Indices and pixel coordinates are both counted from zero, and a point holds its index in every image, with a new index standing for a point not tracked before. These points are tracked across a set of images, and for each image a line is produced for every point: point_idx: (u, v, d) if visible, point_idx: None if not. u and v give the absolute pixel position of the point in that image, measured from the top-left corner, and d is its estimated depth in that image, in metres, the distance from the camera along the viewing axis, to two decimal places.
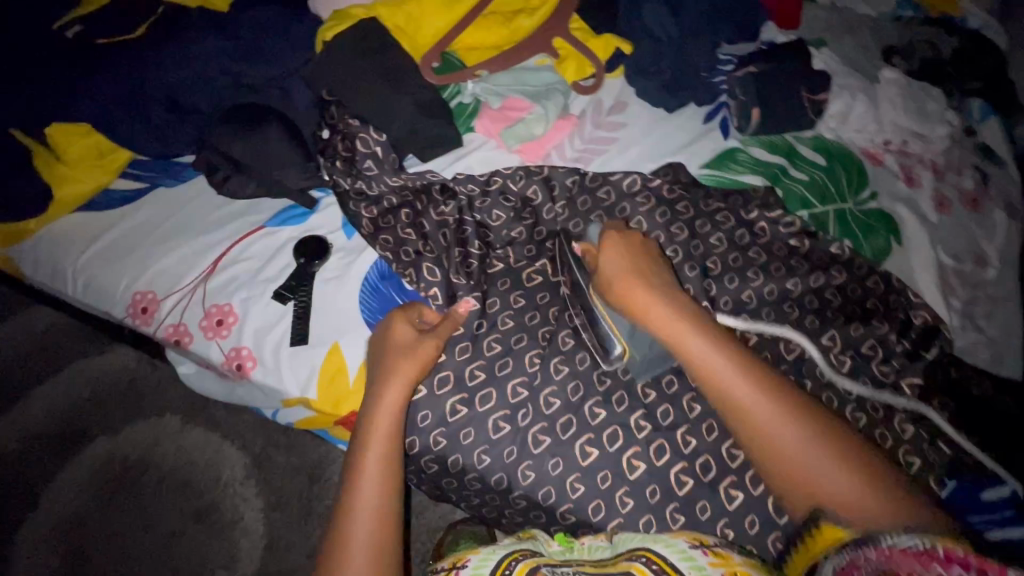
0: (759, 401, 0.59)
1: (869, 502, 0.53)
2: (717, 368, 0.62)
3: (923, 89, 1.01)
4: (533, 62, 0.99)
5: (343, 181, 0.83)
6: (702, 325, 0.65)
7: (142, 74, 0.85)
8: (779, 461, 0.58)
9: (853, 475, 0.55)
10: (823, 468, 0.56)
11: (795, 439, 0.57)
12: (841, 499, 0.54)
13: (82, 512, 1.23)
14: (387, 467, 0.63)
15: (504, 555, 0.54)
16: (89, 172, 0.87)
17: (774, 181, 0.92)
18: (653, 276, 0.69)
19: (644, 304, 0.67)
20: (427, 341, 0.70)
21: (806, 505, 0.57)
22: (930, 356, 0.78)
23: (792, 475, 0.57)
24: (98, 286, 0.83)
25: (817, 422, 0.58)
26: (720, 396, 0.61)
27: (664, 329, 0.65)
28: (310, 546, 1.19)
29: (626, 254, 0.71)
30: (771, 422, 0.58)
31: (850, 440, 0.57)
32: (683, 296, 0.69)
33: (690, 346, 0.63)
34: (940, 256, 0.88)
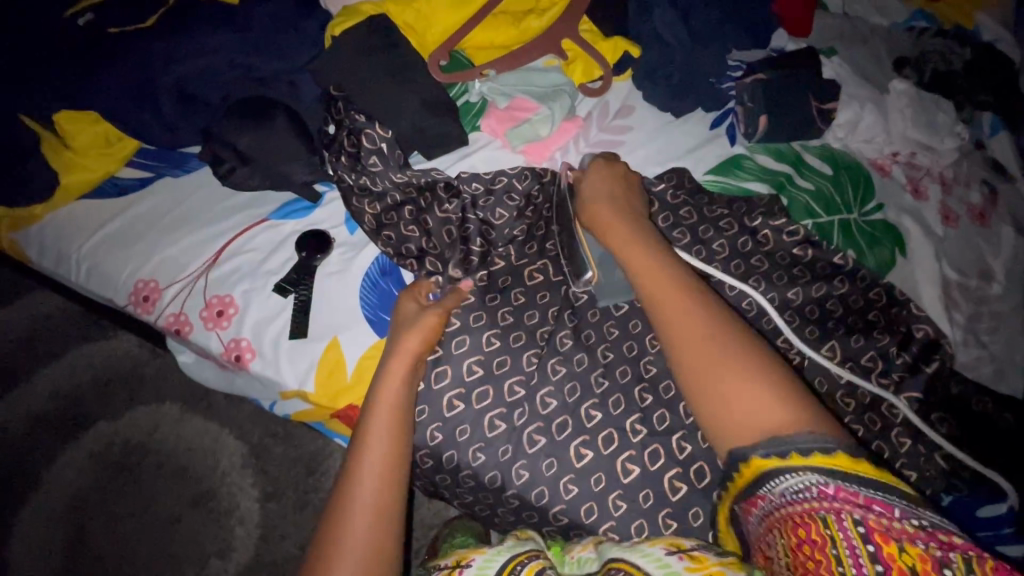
0: (690, 308, 0.57)
1: (775, 415, 0.48)
2: (657, 275, 0.62)
3: (933, 101, 1.00)
4: (540, 62, 0.98)
5: (348, 177, 0.83)
6: (658, 249, 0.65)
7: (151, 63, 0.85)
8: (688, 363, 0.54)
9: (761, 389, 0.50)
10: (732, 379, 0.51)
11: (708, 345, 0.54)
12: (743, 407, 0.50)
13: (80, 496, 1.24)
14: (393, 445, 0.63)
15: (509, 557, 0.55)
16: (96, 159, 0.88)
17: (779, 189, 0.92)
18: (630, 210, 0.72)
19: (608, 220, 0.70)
20: (430, 314, 0.72)
21: (709, 413, 0.52)
22: (930, 371, 0.76)
23: (698, 379, 0.53)
24: (102, 273, 0.84)
25: (741, 339, 0.55)
26: (652, 299, 0.60)
27: (618, 243, 0.68)
28: (304, 538, 1.20)
29: (609, 188, 0.74)
30: (691, 330, 0.56)
31: (771, 361, 0.53)
32: (653, 229, 0.70)
33: (639, 255, 0.65)
34: (944, 270, 0.87)
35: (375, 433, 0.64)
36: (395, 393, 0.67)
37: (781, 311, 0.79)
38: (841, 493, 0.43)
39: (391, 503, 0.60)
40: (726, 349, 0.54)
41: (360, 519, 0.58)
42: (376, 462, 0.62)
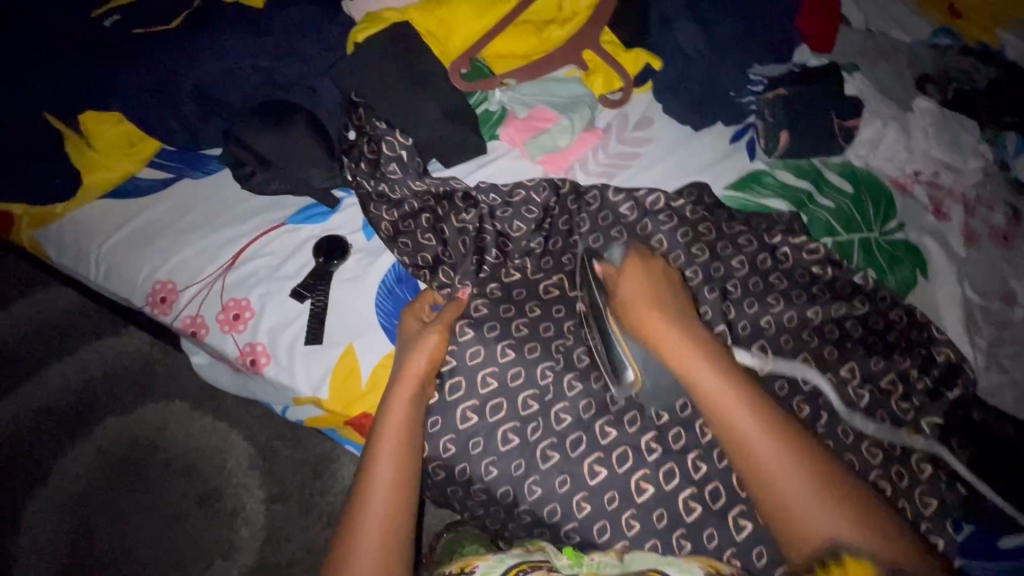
0: (763, 433, 0.57)
1: (862, 540, 0.52)
2: (722, 395, 0.60)
3: (956, 120, 0.99)
4: (561, 72, 0.99)
5: (366, 183, 0.84)
6: (710, 352, 0.62)
7: (176, 66, 0.86)
8: (774, 496, 0.56)
9: (846, 514, 0.54)
10: (820, 508, 0.54)
11: (790, 476, 0.55)
12: (834, 534, 0.53)
13: (87, 492, 1.24)
14: (401, 465, 0.64)
15: (510, 566, 0.58)
16: (118, 160, 0.88)
17: (799, 207, 0.91)
18: (666, 297, 0.68)
19: (656, 327, 0.65)
20: (432, 332, 0.71)
21: (796, 538, 0.55)
22: (951, 397, 0.75)
23: (784, 510, 0.55)
24: (120, 273, 0.84)
25: (813, 459, 0.57)
26: (723, 424, 0.59)
27: (670, 350, 0.64)
28: (309, 542, 1.19)
29: (646, 276, 0.69)
30: (772, 464, 0.56)
31: (844, 478, 0.56)
32: (693, 319, 0.67)
33: (698, 372, 0.61)
34: (966, 292, 0.86)
35: (383, 454, 0.65)
36: (399, 407, 0.67)
37: (799, 330, 0.79)
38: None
39: (400, 524, 0.62)
40: (807, 476, 0.56)
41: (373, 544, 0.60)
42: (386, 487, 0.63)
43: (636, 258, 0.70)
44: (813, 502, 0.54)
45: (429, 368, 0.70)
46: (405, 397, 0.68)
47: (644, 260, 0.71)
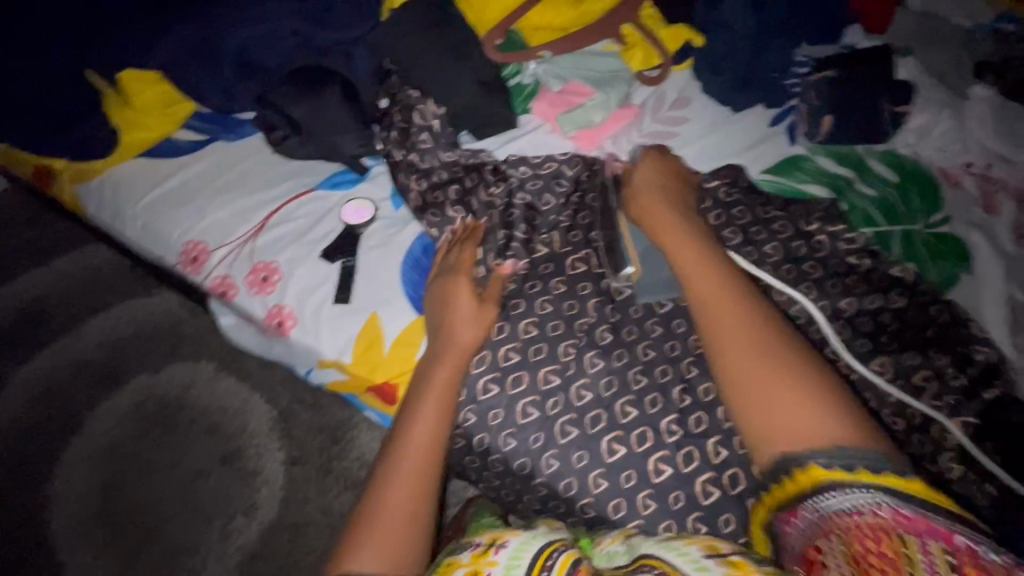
0: (736, 305, 0.60)
1: (809, 409, 0.52)
2: (708, 280, 0.63)
3: (1016, 110, 0.93)
4: (598, 46, 0.95)
5: (397, 152, 0.84)
6: (711, 246, 0.67)
7: (214, 26, 0.85)
8: (729, 365, 0.57)
9: (796, 393, 0.53)
10: (772, 373, 0.55)
11: (748, 339, 0.57)
12: (779, 399, 0.53)
13: (119, 443, 1.30)
14: (438, 426, 0.65)
15: (541, 545, 0.54)
16: (157, 121, 0.89)
17: (839, 194, 0.88)
18: (683, 215, 0.72)
19: (664, 222, 0.71)
20: (459, 282, 0.73)
21: (740, 396, 0.56)
22: (991, 397, 0.72)
23: (733, 377, 0.57)
24: (154, 230, 0.86)
25: (788, 347, 0.57)
26: (697, 292, 0.63)
27: (669, 241, 0.69)
28: (325, 504, 1.23)
29: (662, 185, 0.75)
30: (736, 326, 0.59)
31: (820, 372, 0.55)
32: (706, 230, 0.70)
33: (687, 251, 0.66)
34: (1015, 292, 0.81)
35: (423, 417, 0.66)
36: (446, 373, 0.69)
37: (830, 320, 0.77)
38: (899, 518, 0.46)
39: (427, 488, 0.62)
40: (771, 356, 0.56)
41: (399, 497, 0.61)
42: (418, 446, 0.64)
43: (655, 162, 0.78)
44: (773, 377, 0.54)
45: (478, 339, 0.71)
46: (454, 365, 0.69)
47: (663, 191, 0.75)
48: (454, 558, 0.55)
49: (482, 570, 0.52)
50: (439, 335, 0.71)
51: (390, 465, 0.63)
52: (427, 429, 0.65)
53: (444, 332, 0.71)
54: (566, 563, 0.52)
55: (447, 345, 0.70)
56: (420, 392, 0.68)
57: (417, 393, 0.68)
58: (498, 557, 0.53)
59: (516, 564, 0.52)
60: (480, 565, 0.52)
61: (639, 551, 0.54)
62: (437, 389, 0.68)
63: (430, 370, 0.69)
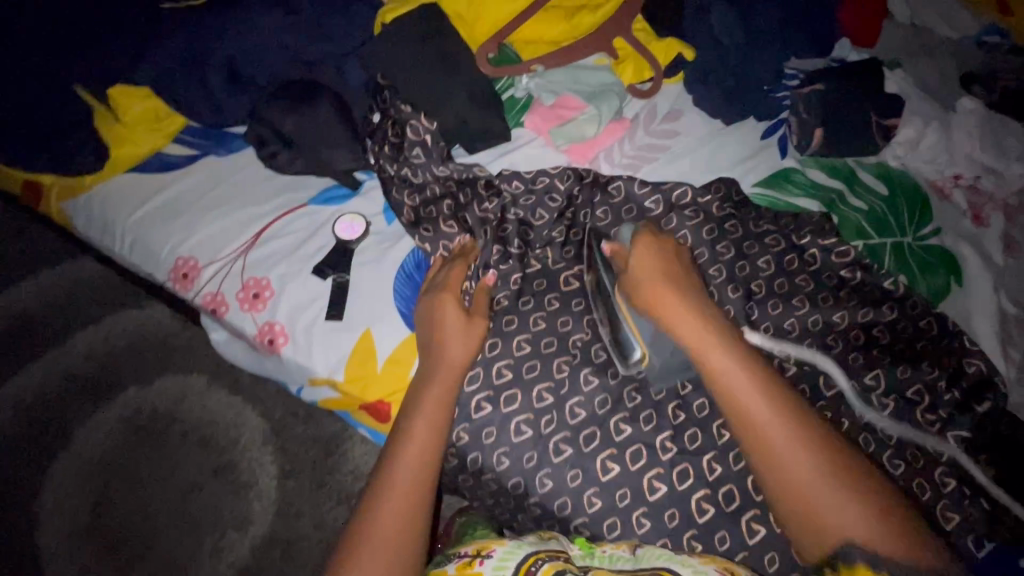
0: (776, 423, 0.56)
1: (876, 532, 0.50)
2: (737, 378, 0.58)
3: (1003, 122, 0.95)
4: (590, 60, 0.96)
5: (390, 167, 0.83)
6: (733, 340, 0.62)
7: (204, 40, 0.85)
8: (777, 474, 0.55)
9: (851, 502, 0.52)
10: (832, 498, 0.52)
11: (798, 463, 0.54)
12: (845, 527, 0.51)
13: (109, 458, 1.28)
14: (431, 440, 0.65)
15: (526, 554, 0.55)
16: (144, 135, 0.88)
17: (830, 207, 0.89)
18: (691, 293, 0.66)
19: (676, 312, 0.64)
20: (447, 299, 0.72)
21: (801, 525, 0.54)
22: (982, 410, 0.73)
23: (786, 489, 0.54)
24: (144, 246, 0.85)
25: (827, 446, 0.55)
26: (734, 412, 0.58)
27: (692, 343, 0.62)
28: (319, 519, 1.22)
29: (664, 261, 0.69)
30: (782, 450, 0.55)
31: (862, 470, 0.53)
32: (718, 310, 0.65)
33: (713, 356, 0.60)
34: (1003, 304, 0.82)
35: (418, 432, 0.65)
36: (439, 386, 0.68)
37: (823, 334, 0.77)
38: None
39: (418, 502, 0.62)
40: (822, 475, 0.53)
41: (390, 512, 0.60)
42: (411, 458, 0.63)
43: (649, 239, 0.71)
44: (824, 486, 0.53)
45: (471, 351, 0.70)
46: (448, 377, 0.68)
47: (665, 272, 0.68)
48: (441, 570, 0.56)
49: None
50: (431, 351, 0.70)
51: (382, 479, 0.63)
52: (420, 443, 0.64)
53: (436, 346, 0.70)
54: (550, 570, 0.52)
55: (439, 358, 0.69)
56: (413, 405, 0.67)
57: (410, 406, 0.67)
58: (483, 568, 0.54)
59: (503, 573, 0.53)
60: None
61: (645, 563, 0.55)
62: (431, 403, 0.67)
63: (422, 384, 0.69)
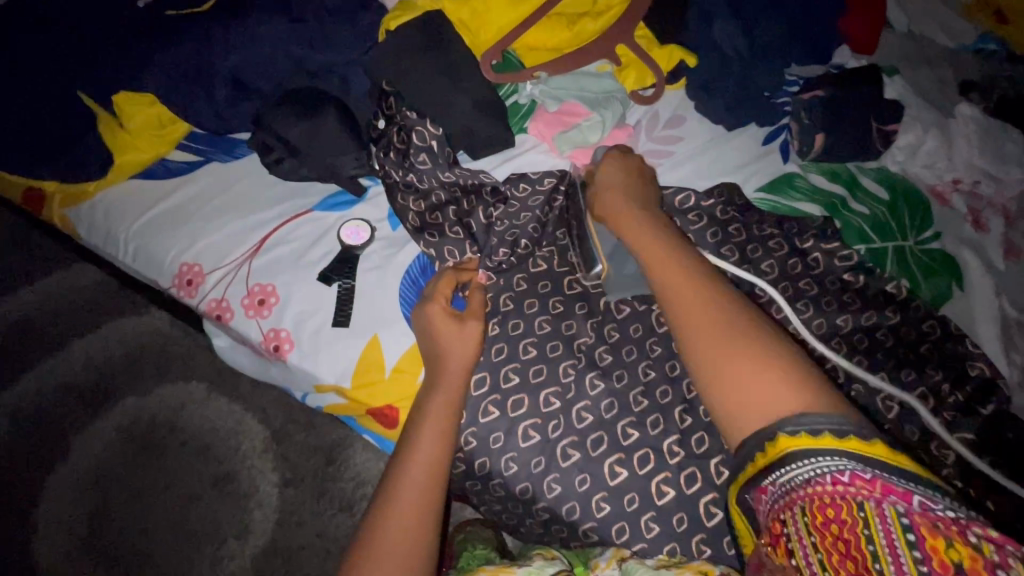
0: (698, 287, 0.56)
1: (781, 391, 0.46)
2: (673, 264, 0.60)
3: (1001, 128, 0.96)
4: (593, 67, 0.96)
5: (394, 172, 0.84)
6: (672, 234, 0.64)
7: (210, 51, 0.86)
8: (694, 335, 0.53)
9: (771, 366, 0.48)
10: (737, 355, 0.50)
11: (712, 320, 0.53)
12: (750, 384, 0.48)
13: (107, 467, 1.27)
14: (440, 447, 0.65)
15: None
16: (149, 142, 0.88)
17: (833, 212, 0.89)
18: (644, 206, 0.69)
19: (623, 213, 0.67)
20: (430, 304, 0.71)
21: (709, 382, 0.51)
22: (986, 413, 0.73)
23: (711, 365, 0.51)
24: (148, 254, 0.84)
25: (741, 312, 0.53)
26: (660, 281, 0.59)
27: (629, 231, 0.66)
28: (321, 527, 1.21)
29: (623, 180, 0.72)
30: (700, 309, 0.55)
31: (780, 340, 0.51)
32: (666, 217, 0.68)
33: (647, 240, 0.63)
34: (1004, 308, 0.83)
35: (424, 445, 0.64)
36: (443, 396, 0.67)
37: (828, 337, 0.77)
38: (863, 483, 0.41)
39: (429, 509, 0.62)
40: (733, 334, 0.51)
41: (397, 529, 0.60)
42: (416, 472, 0.63)
43: (617, 156, 0.75)
44: (731, 345, 0.50)
45: (472, 358, 0.70)
46: (450, 387, 0.68)
47: (622, 183, 0.72)
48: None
49: None
50: (431, 364, 0.70)
51: (388, 494, 0.62)
52: (429, 450, 0.64)
53: (437, 355, 0.70)
54: None
55: (439, 369, 0.69)
56: (419, 413, 0.67)
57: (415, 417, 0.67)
58: None
59: None
60: None
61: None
62: (435, 414, 0.67)
63: (428, 392, 0.68)
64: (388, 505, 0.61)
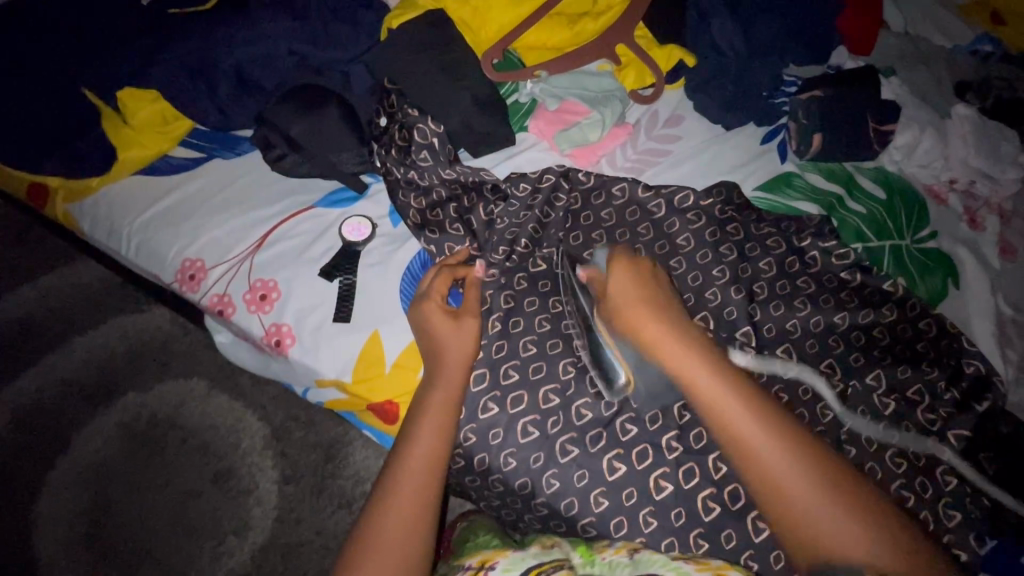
0: (770, 440, 0.54)
1: (873, 550, 0.49)
2: (727, 402, 0.56)
3: (997, 128, 0.97)
4: (592, 66, 0.97)
5: (396, 170, 0.83)
6: (718, 360, 0.59)
7: (214, 48, 0.87)
8: (778, 497, 0.53)
9: (859, 524, 0.50)
10: (828, 519, 0.51)
11: (794, 483, 0.52)
12: (843, 546, 0.49)
13: (107, 464, 1.27)
14: (438, 443, 0.65)
15: (529, 565, 0.56)
16: (152, 138, 0.89)
17: (830, 211, 0.90)
18: (668, 312, 0.63)
19: (652, 332, 0.62)
20: (428, 304, 0.72)
21: (798, 541, 0.52)
22: (982, 409, 0.73)
23: (791, 519, 0.52)
24: (150, 249, 0.85)
25: (815, 460, 0.53)
26: (725, 431, 0.56)
27: (673, 363, 0.60)
28: (320, 524, 1.21)
29: (638, 281, 0.65)
30: (777, 467, 0.53)
31: (852, 482, 0.53)
32: (697, 328, 0.63)
33: (697, 377, 0.58)
34: (999, 306, 0.84)
35: (422, 437, 0.65)
36: (442, 391, 0.68)
37: (825, 335, 0.78)
38: None
39: (428, 504, 0.62)
40: (818, 492, 0.52)
41: (395, 520, 0.61)
42: (413, 465, 0.63)
43: (624, 258, 0.67)
44: (816, 509, 0.51)
45: (470, 354, 0.70)
46: (449, 382, 0.69)
47: (641, 297, 0.64)
48: None
49: None
50: (429, 359, 0.71)
51: (387, 486, 0.63)
52: (427, 445, 0.65)
53: (435, 352, 0.70)
54: None
55: (438, 365, 0.69)
56: (419, 410, 0.67)
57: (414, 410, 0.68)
58: None
59: None
60: None
61: (645, 569, 0.54)
62: (434, 408, 0.67)
63: (427, 389, 0.69)
64: (386, 496, 0.62)
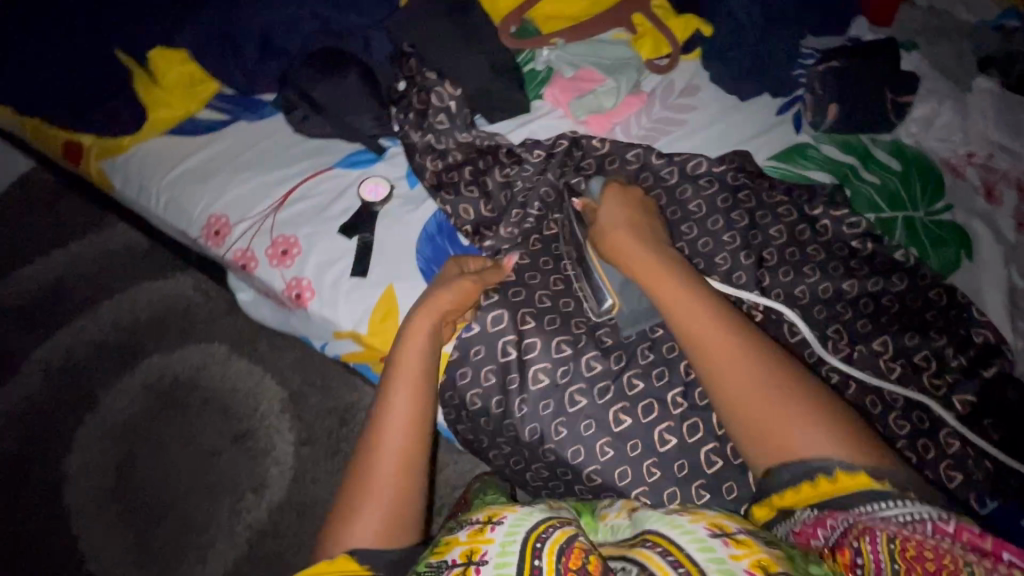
0: (726, 339, 0.57)
1: (826, 443, 0.50)
2: (690, 308, 0.60)
3: (1018, 103, 0.95)
4: (608, 34, 0.98)
5: (415, 134, 0.85)
6: (690, 281, 0.63)
7: (241, 14, 0.90)
8: (729, 393, 0.55)
9: (808, 417, 0.51)
10: (782, 413, 0.52)
11: (747, 376, 0.55)
12: (796, 438, 0.51)
13: (133, 421, 1.33)
14: (420, 361, 0.67)
15: (538, 521, 0.49)
16: (180, 100, 0.92)
17: (843, 180, 0.90)
18: (649, 235, 0.69)
19: (628, 251, 0.67)
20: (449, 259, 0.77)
21: (751, 434, 0.53)
22: (988, 375, 0.74)
23: (725, 388, 0.55)
24: (178, 205, 0.89)
25: (769, 361, 0.56)
26: (687, 334, 0.60)
27: (643, 275, 0.66)
28: (333, 484, 1.25)
29: (626, 207, 0.72)
30: (730, 361, 0.56)
31: (804, 381, 0.55)
32: (677, 254, 0.68)
33: (664, 285, 0.63)
34: (1013, 278, 0.83)
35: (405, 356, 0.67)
36: (426, 317, 0.69)
37: (832, 302, 0.79)
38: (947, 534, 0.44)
39: (414, 426, 0.63)
40: (771, 387, 0.54)
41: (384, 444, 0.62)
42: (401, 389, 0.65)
43: (616, 187, 0.74)
44: (768, 401, 0.53)
45: (461, 287, 0.72)
46: (431, 309, 0.70)
47: (626, 219, 0.70)
48: (452, 536, 0.50)
49: (477, 546, 0.47)
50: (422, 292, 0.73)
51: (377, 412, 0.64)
52: (409, 364, 0.66)
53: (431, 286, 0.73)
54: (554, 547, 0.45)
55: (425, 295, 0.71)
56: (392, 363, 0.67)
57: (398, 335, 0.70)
58: (494, 534, 0.48)
59: (512, 540, 0.47)
60: (476, 543, 0.48)
61: (642, 526, 0.50)
62: (416, 330, 0.69)
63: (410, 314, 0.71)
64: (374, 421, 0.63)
